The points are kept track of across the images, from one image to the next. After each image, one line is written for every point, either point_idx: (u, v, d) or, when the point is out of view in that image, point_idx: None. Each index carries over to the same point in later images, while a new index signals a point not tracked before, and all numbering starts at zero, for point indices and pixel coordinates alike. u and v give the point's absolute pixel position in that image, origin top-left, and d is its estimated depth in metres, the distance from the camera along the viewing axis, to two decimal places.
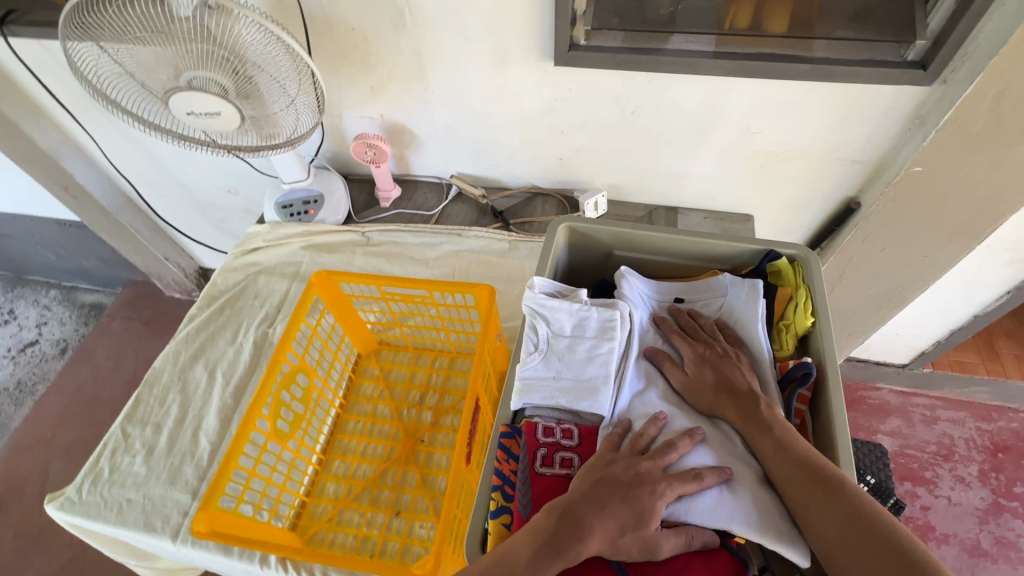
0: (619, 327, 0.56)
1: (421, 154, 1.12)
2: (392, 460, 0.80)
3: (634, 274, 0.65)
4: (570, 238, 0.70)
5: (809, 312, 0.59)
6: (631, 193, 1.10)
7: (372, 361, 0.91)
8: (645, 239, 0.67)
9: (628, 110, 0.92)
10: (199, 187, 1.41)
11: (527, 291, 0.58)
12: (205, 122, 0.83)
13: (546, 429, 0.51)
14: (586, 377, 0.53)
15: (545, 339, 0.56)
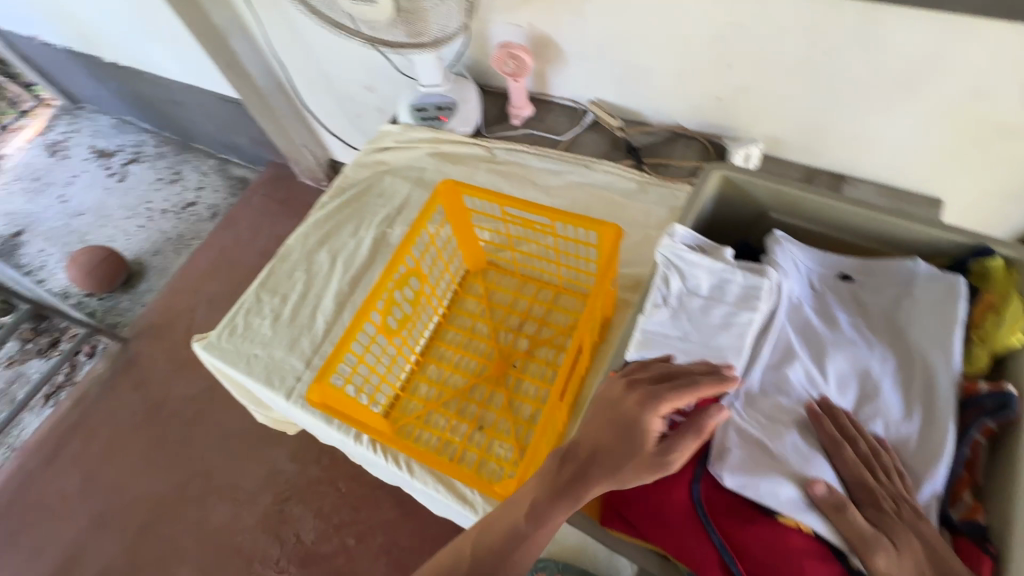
0: (766, 297, 0.49)
1: (562, 73, 1.04)
2: (483, 377, 0.82)
3: (791, 243, 0.56)
4: (721, 190, 0.61)
5: (1021, 329, 0.47)
6: (791, 150, 0.95)
7: (478, 279, 0.91)
8: (812, 205, 0.58)
9: (819, 49, 0.77)
10: (342, 79, 1.45)
11: (665, 239, 0.53)
12: (362, 8, 0.84)
13: (660, 387, 0.46)
14: (716, 345, 0.48)
15: (677, 295, 0.51)
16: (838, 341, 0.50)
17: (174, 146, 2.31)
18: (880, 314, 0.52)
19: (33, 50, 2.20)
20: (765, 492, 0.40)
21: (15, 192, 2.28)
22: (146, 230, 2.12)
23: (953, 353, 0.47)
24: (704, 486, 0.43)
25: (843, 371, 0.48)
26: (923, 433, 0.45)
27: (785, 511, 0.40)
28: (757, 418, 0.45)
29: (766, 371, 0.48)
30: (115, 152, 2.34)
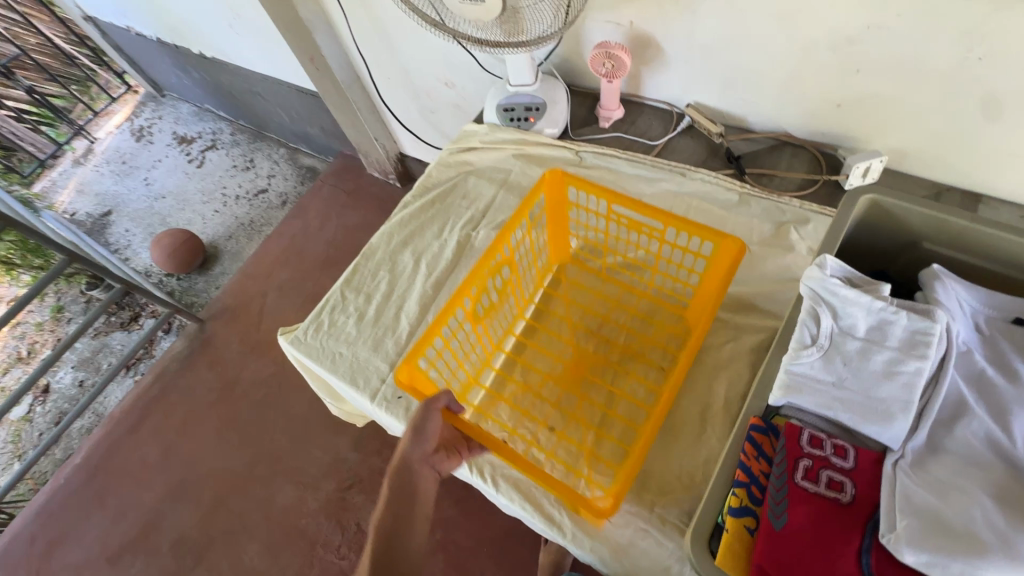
0: (937, 344, 0.43)
1: (660, 74, 0.99)
2: (560, 378, 0.80)
3: (953, 279, 0.50)
4: (866, 214, 0.56)
5: None
6: (919, 164, 0.86)
7: (562, 276, 0.90)
8: (981, 237, 0.51)
9: (973, 55, 0.69)
10: (421, 75, 1.45)
11: (813, 270, 0.48)
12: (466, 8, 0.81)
13: (813, 438, 0.42)
14: (879, 396, 0.43)
15: (828, 334, 0.46)
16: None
17: (249, 135, 2.39)
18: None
19: (126, 39, 2.32)
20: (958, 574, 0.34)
21: (105, 174, 2.43)
22: (222, 215, 2.21)
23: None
24: (875, 558, 0.36)
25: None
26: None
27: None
28: (935, 482, 0.39)
29: (935, 428, 0.43)
30: (195, 138, 2.45)
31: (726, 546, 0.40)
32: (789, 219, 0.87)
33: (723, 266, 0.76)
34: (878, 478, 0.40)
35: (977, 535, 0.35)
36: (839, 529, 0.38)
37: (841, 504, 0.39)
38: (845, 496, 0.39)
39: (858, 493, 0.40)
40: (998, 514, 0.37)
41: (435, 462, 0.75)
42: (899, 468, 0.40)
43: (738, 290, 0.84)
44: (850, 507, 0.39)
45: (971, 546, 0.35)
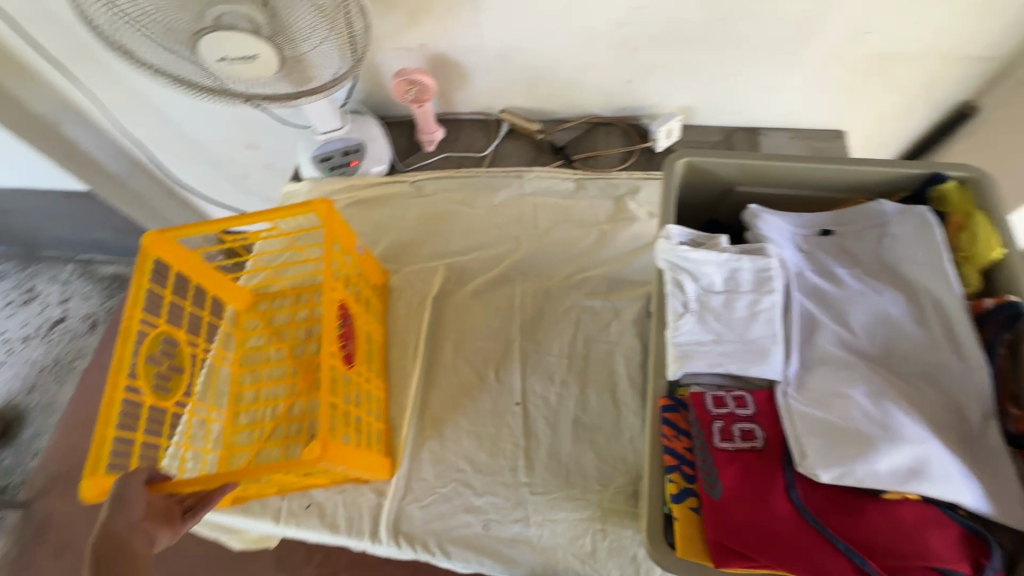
0: (778, 277, 0.48)
1: (466, 88, 0.99)
2: (296, 393, 0.83)
3: (768, 213, 0.57)
4: (686, 174, 0.60)
5: (997, 243, 0.49)
6: (706, 113, 0.97)
7: (253, 313, 0.91)
8: (776, 172, 0.58)
9: (718, 17, 0.79)
10: (216, 143, 1.29)
11: (662, 242, 0.50)
12: (240, 70, 0.72)
13: (716, 398, 0.44)
14: (752, 338, 0.46)
15: (694, 297, 0.49)
16: (851, 296, 0.50)
17: (16, 261, 1.93)
18: (871, 257, 0.54)
19: None
20: (864, 474, 0.38)
21: None
22: (10, 366, 1.75)
23: (952, 278, 0.48)
24: (801, 490, 0.39)
25: (868, 322, 0.49)
26: (958, 362, 0.45)
27: (890, 487, 0.37)
28: (816, 396, 0.43)
29: (801, 347, 0.48)
30: None
31: (680, 534, 0.41)
32: (624, 192, 0.93)
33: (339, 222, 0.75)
34: (776, 412, 0.44)
35: (865, 432, 0.39)
36: (765, 476, 0.40)
37: (757, 450, 0.42)
38: (759, 442, 0.42)
39: (768, 434, 0.42)
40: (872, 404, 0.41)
41: (149, 526, 0.59)
42: (788, 396, 0.44)
43: (605, 269, 0.88)
44: (765, 449, 0.42)
45: (862, 443, 0.39)
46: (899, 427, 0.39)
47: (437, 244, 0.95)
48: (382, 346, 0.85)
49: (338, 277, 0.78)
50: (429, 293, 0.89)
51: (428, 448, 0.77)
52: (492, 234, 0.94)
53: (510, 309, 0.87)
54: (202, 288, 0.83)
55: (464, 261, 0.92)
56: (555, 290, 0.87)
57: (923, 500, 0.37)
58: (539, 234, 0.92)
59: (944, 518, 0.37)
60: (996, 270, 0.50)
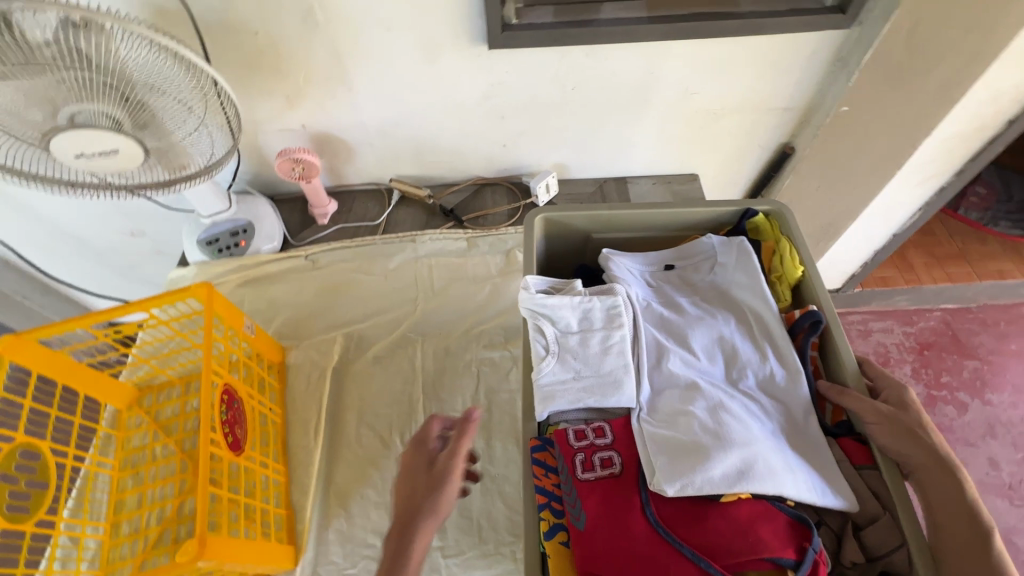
0: (625, 311, 0.54)
1: (354, 161, 1.04)
2: (185, 491, 0.77)
3: (619, 255, 0.63)
4: (546, 228, 0.67)
5: (798, 262, 0.59)
6: (578, 167, 1.07)
7: (136, 410, 0.85)
8: (621, 218, 0.66)
9: (568, 87, 0.90)
10: (95, 235, 1.23)
11: (522, 293, 0.55)
12: (105, 162, 0.71)
13: (578, 432, 0.47)
14: (607, 370, 0.51)
15: (554, 340, 0.53)
16: (690, 322, 0.57)
17: None
18: (706, 286, 0.61)
19: None
20: (702, 482, 0.42)
21: None
22: None
23: (767, 296, 0.56)
24: (655, 507, 0.43)
25: (706, 344, 0.55)
26: (781, 369, 0.53)
27: (724, 491, 0.42)
28: (663, 417, 0.48)
29: (652, 373, 0.53)
30: None
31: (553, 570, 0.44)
32: (513, 246, 0.99)
33: (221, 303, 0.74)
34: (633, 437, 0.48)
35: (702, 443, 0.44)
36: (622, 499, 0.44)
37: (617, 476, 0.45)
38: (617, 467, 0.46)
39: (624, 458, 0.46)
40: (708, 419, 0.46)
41: None
42: (643, 421, 0.48)
43: (500, 321, 0.91)
44: (623, 473, 0.45)
45: (700, 454, 0.43)
46: (730, 434, 0.45)
47: (334, 314, 0.95)
48: (281, 426, 0.82)
49: (223, 362, 0.75)
50: (329, 364, 0.88)
51: (335, 528, 0.75)
52: (390, 298, 0.96)
53: (412, 371, 0.87)
54: (73, 392, 0.77)
55: (361, 327, 0.92)
56: (454, 345, 0.90)
57: (754, 497, 0.43)
58: (435, 293, 0.95)
59: (773, 510, 0.42)
60: (802, 286, 0.60)
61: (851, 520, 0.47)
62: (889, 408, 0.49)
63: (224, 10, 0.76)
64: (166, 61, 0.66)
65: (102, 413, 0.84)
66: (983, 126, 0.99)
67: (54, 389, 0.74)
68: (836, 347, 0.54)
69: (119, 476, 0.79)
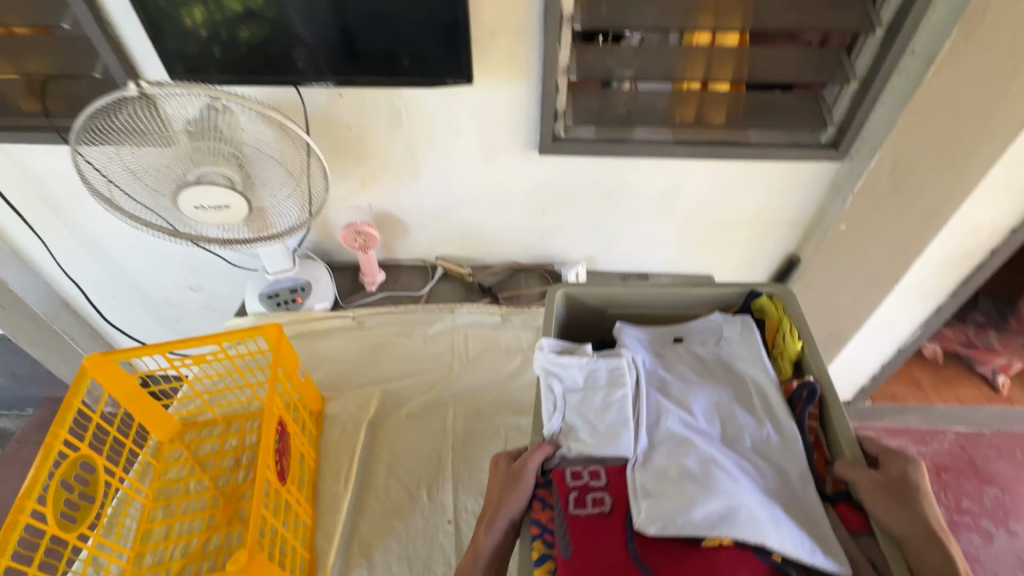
0: (627, 372, 0.65)
1: (407, 239, 1.17)
2: (212, 527, 0.79)
3: (629, 326, 0.73)
4: (566, 302, 0.76)
5: (797, 337, 0.67)
6: (606, 261, 1.20)
7: (177, 444, 0.89)
8: (632, 296, 0.76)
9: (603, 190, 1.05)
10: (158, 286, 1.34)
11: (538, 351, 0.66)
12: (210, 218, 0.84)
13: (575, 473, 0.58)
14: (607, 423, 0.61)
15: (561, 397, 0.64)
16: (691, 388, 0.66)
17: None
18: (712, 357, 0.69)
19: None
20: (683, 522, 0.51)
21: None
22: None
23: (767, 370, 0.65)
24: (639, 544, 0.52)
25: (705, 409, 0.64)
26: (777, 434, 0.61)
27: (707, 532, 0.50)
28: (656, 469, 0.57)
29: (652, 429, 0.62)
30: None
31: None
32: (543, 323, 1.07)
33: (286, 345, 0.81)
34: (626, 482, 0.57)
35: (691, 490, 0.53)
36: (608, 534, 0.53)
37: (604, 514, 0.55)
38: (606, 507, 0.55)
39: (614, 499, 0.56)
40: (693, 475, 0.55)
41: None
42: (635, 471, 0.57)
43: (527, 390, 0.97)
44: (611, 513, 0.55)
45: (687, 500, 0.52)
46: (715, 483, 0.54)
47: (374, 371, 1.01)
48: (314, 472, 0.85)
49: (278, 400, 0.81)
50: (365, 418, 0.93)
51: None
52: (427, 362, 1.02)
53: (442, 430, 0.92)
54: (129, 416, 0.82)
55: (398, 385, 0.98)
56: (484, 409, 0.95)
57: (737, 544, 0.50)
58: (468, 361, 1.02)
59: (751, 557, 0.50)
60: (802, 360, 0.68)
61: None
62: (887, 481, 0.54)
63: (329, 107, 0.94)
64: (271, 134, 0.81)
65: (145, 443, 0.88)
66: (968, 254, 1.12)
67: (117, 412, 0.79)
68: (832, 418, 0.61)
69: (152, 506, 0.81)
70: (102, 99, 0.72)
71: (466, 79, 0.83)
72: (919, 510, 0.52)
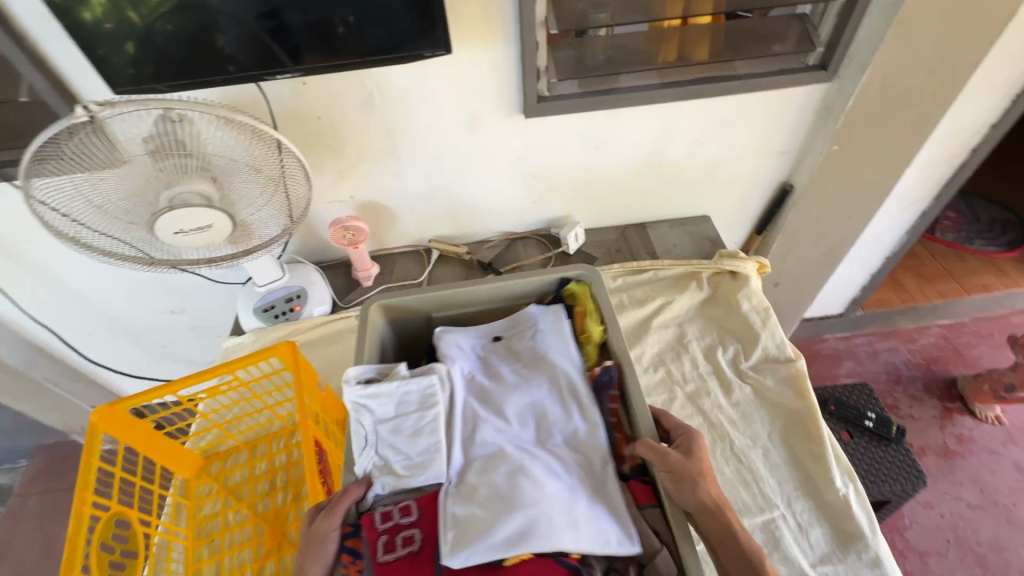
0: (438, 393, 0.65)
1: (395, 226, 1.12)
2: (264, 555, 0.77)
3: (454, 334, 0.75)
4: (387, 314, 0.77)
5: (600, 322, 0.75)
6: (602, 215, 1.17)
7: (204, 478, 0.86)
8: (450, 298, 0.78)
9: (593, 145, 1.01)
10: (136, 315, 1.26)
11: (346, 386, 0.65)
12: (191, 239, 0.78)
13: (384, 515, 0.57)
14: (420, 447, 0.62)
15: (371, 429, 0.63)
16: (506, 390, 0.68)
17: None
18: (527, 351, 0.73)
19: None
20: (481, 549, 0.53)
21: None
22: None
23: (573, 362, 0.70)
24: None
25: (518, 412, 0.67)
26: (583, 424, 0.65)
27: (506, 553, 0.53)
28: (467, 488, 0.59)
29: (466, 444, 0.64)
30: None
31: None
32: None
33: (305, 363, 0.78)
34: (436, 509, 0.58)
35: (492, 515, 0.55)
36: (417, 574, 0.54)
37: (412, 552, 0.55)
38: (417, 545, 0.56)
39: (425, 536, 0.56)
40: (497, 492, 0.57)
41: None
42: (448, 491, 0.59)
43: None
44: (422, 550, 0.55)
45: (487, 520, 0.54)
46: (518, 497, 0.56)
47: None
48: None
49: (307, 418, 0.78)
50: None
51: None
52: None
53: None
54: (150, 461, 0.78)
55: None
56: None
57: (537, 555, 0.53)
58: None
59: (554, 565, 0.53)
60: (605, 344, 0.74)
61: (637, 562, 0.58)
62: (677, 459, 0.59)
63: (292, 98, 0.86)
64: (238, 143, 0.74)
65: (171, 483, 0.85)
66: (948, 157, 1.14)
67: (136, 460, 0.76)
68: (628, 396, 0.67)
69: (194, 546, 0.79)
70: (45, 135, 0.64)
71: (445, 50, 0.77)
72: (700, 482, 0.58)
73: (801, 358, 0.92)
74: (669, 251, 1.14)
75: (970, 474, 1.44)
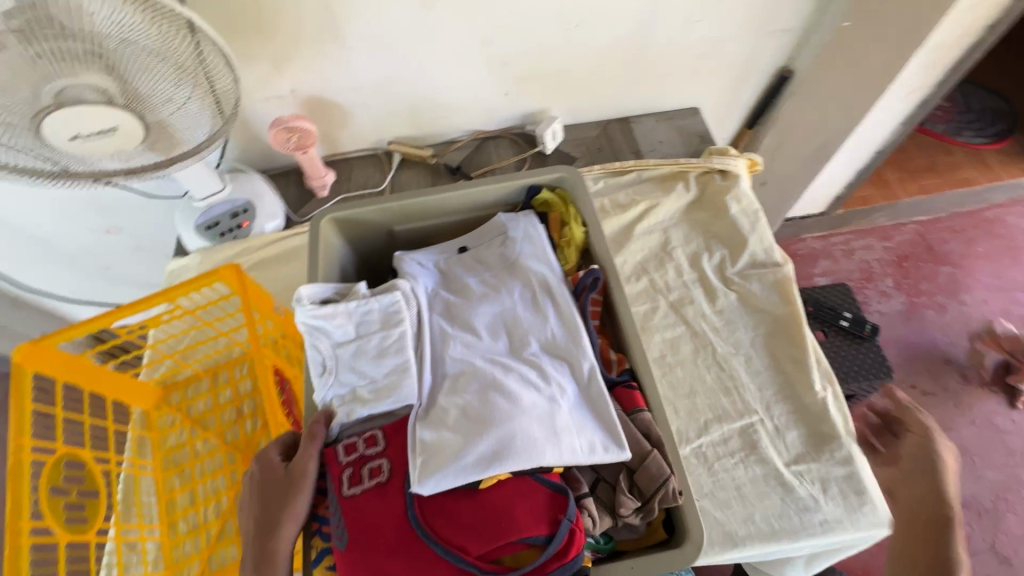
0: (404, 309, 0.59)
1: (348, 126, 0.98)
2: (238, 483, 0.75)
3: (410, 254, 0.68)
4: (342, 228, 0.68)
5: (580, 223, 0.68)
6: (582, 111, 1.05)
7: (164, 410, 0.81)
8: (412, 209, 0.69)
9: (572, 24, 0.87)
10: (64, 236, 1.13)
11: (297, 306, 0.57)
12: (97, 144, 0.65)
13: (347, 447, 0.54)
14: (387, 369, 0.56)
15: (331, 354, 0.57)
16: (474, 302, 0.63)
17: None
18: (496, 259, 0.67)
19: None
20: (455, 471, 0.49)
21: None
22: None
23: (551, 264, 0.65)
24: (418, 505, 0.49)
25: (490, 322, 0.61)
26: (561, 329, 0.60)
27: (481, 476, 0.48)
28: (434, 412, 0.54)
29: (437, 362, 0.58)
30: None
31: None
32: None
33: (255, 287, 0.69)
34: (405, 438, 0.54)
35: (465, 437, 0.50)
36: (387, 504, 0.50)
37: (380, 483, 0.51)
38: (385, 476, 0.52)
39: (394, 465, 0.52)
40: (472, 412, 0.52)
41: None
42: (416, 414, 0.54)
43: None
44: (390, 480, 0.51)
45: (461, 443, 0.50)
46: (492, 415, 0.51)
47: None
48: None
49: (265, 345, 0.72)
50: None
51: None
52: None
53: None
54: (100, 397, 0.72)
55: None
56: None
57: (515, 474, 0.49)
58: None
59: (535, 488, 0.49)
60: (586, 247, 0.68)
61: (624, 467, 0.55)
62: None
63: None
64: (135, 18, 0.59)
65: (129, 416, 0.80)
66: (962, 35, 1.03)
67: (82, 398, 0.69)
68: (613, 299, 0.63)
69: (162, 478, 0.76)
70: None
71: None
72: None
73: (789, 263, 0.89)
74: (654, 149, 1.04)
75: (926, 364, 1.51)
